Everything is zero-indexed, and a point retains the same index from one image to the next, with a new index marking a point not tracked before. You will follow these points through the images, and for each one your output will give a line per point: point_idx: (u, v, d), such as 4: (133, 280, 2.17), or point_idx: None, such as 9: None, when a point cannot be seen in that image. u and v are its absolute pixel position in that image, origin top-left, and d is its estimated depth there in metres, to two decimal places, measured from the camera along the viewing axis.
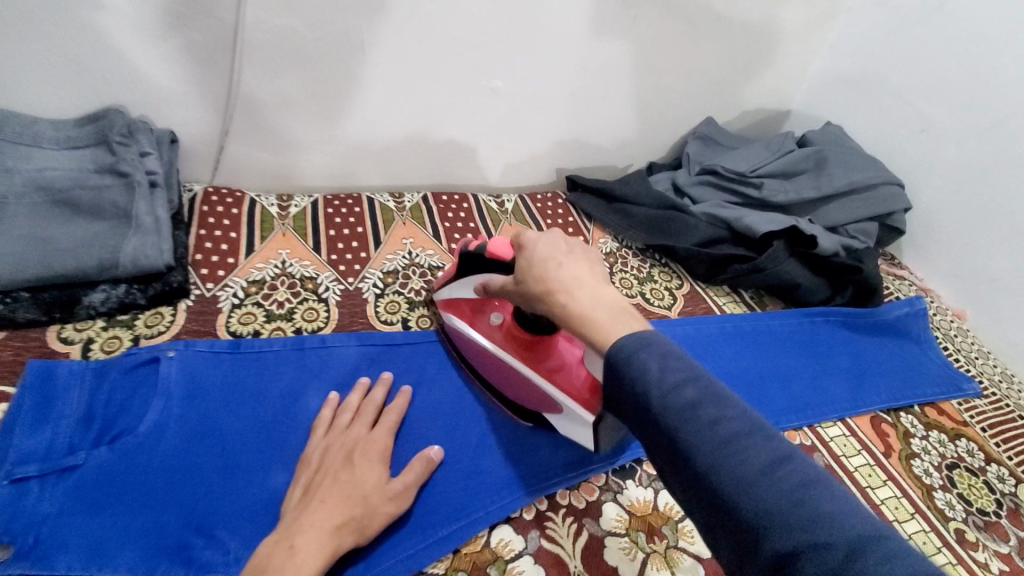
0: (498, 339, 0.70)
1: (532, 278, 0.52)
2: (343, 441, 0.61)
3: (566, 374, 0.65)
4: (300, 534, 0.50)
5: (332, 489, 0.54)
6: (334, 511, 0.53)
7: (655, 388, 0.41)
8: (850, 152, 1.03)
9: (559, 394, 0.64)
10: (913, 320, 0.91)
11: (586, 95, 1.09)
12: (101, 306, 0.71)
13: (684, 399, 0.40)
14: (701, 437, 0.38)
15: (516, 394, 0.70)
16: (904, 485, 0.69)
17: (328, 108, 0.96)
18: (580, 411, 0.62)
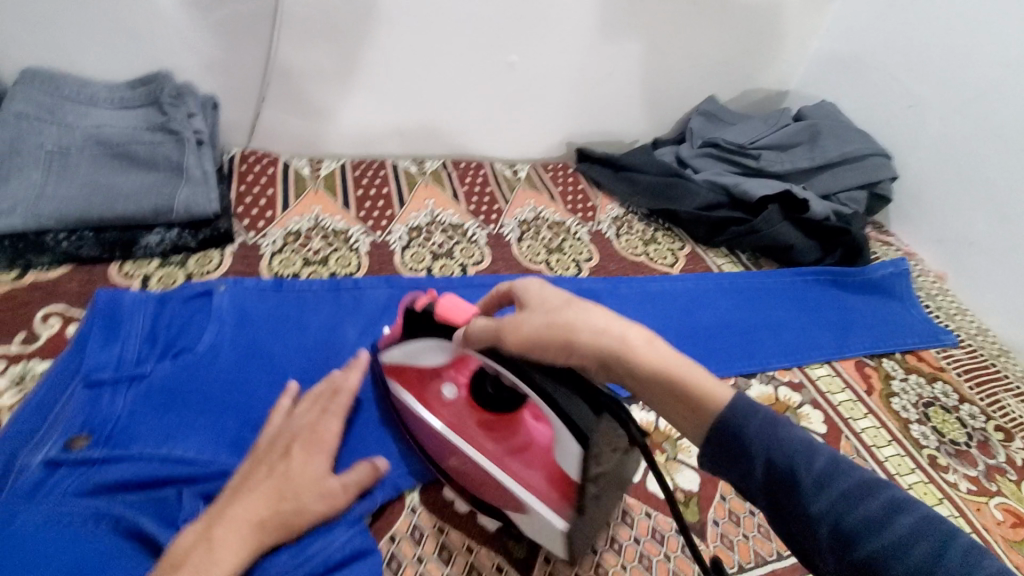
0: (452, 416, 0.59)
1: (556, 321, 0.48)
2: (285, 433, 0.56)
3: (530, 467, 0.53)
4: (217, 527, 0.47)
5: (265, 484, 0.51)
6: (260, 503, 0.49)
7: (799, 463, 0.40)
8: (843, 126, 1.09)
9: (523, 491, 0.53)
10: (898, 278, 0.98)
11: (597, 72, 1.16)
12: (157, 247, 0.79)
13: (831, 477, 0.39)
14: (871, 521, 0.36)
15: (470, 485, 0.58)
16: (883, 418, 0.78)
17: (358, 78, 1.03)
18: (549, 513, 0.51)
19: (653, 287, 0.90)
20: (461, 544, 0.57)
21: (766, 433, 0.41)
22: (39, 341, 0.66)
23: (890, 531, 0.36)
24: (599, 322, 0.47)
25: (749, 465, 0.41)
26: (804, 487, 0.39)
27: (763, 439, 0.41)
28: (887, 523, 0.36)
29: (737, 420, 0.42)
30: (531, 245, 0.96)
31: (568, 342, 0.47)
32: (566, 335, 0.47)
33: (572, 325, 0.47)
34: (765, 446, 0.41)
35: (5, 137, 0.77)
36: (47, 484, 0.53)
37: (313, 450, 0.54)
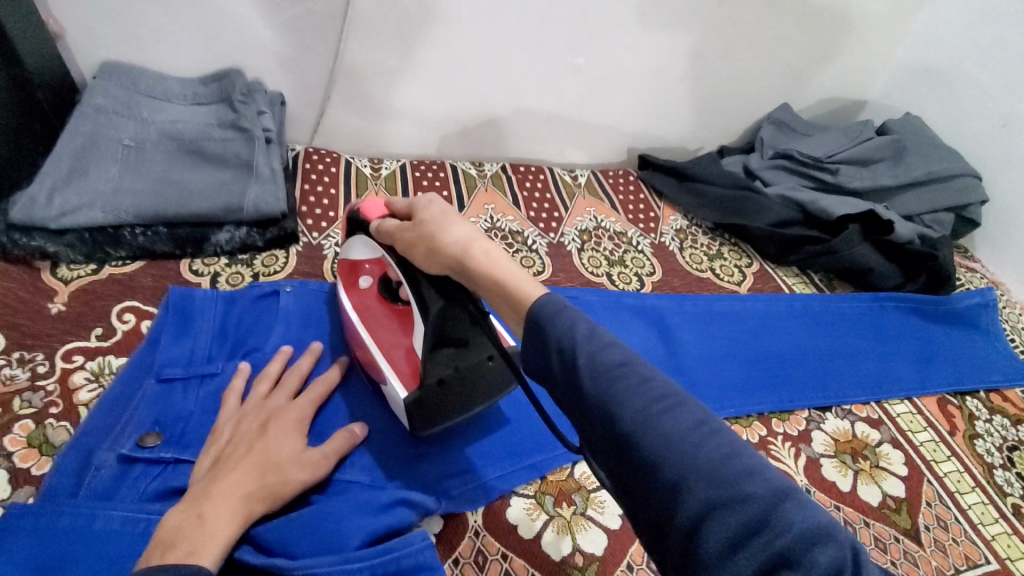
0: (364, 305, 0.67)
1: (435, 224, 0.52)
2: (259, 412, 0.57)
3: (403, 354, 0.61)
4: (209, 502, 0.47)
5: (243, 454, 0.52)
6: (251, 478, 0.50)
7: (577, 345, 0.39)
8: (931, 142, 1.02)
9: (385, 365, 0.61)
10: (984, 309, 0.92)
11: (664, 75, 1.12)
12: (226, 246, 0.79)
13: (605, 359, 0.38)
14: (631, 401, 0.36)
15: (359, 363, 0.66)
16: (967, 461, 0.72)
17: (421, 78, 1.02)
18: (395, 387, 0.59)
19: (718, 306, 0.87)
20: (526, 572, 0.54)
21: (563, 320, 0.40)
22: (115, 337, 0.67)
23: (645, 411, 0.35)
24: (461, 232, 0.50)
25: (546, 351, 0.40)
26: (581, 367, 0.38)
27: (560, 327, 0.40)
28: (641, 403, 0.36)
29: (542, 315, 0.41)
30: (592, 256, 0.93)
31: (432, 248, 0.51)
32: (429, 240, 0.51)
33: (433, 230, 0.51)
34: (558, 331, 0.40)
35: (84, 130, 0.79)
36: (126, 478, 0.55)
37: (287, 430, 0.56)
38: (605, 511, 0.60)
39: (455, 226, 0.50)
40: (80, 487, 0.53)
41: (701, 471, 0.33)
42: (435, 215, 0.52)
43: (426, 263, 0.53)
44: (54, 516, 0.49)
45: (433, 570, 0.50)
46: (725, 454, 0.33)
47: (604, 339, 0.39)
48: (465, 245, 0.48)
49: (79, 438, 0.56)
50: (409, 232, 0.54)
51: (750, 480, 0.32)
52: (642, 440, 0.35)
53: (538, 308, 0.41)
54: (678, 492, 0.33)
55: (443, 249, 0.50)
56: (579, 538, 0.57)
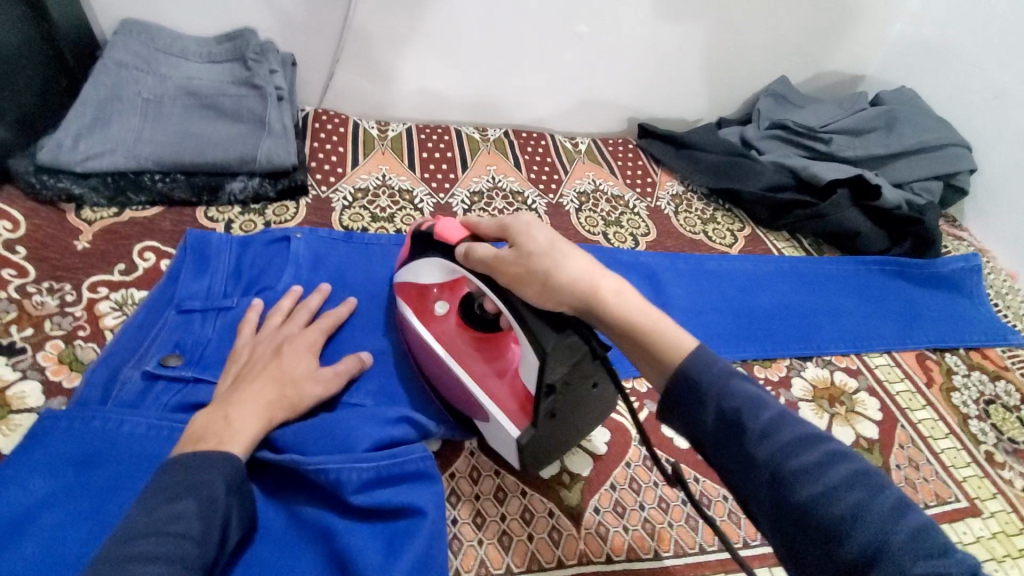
0: (443, 332, 0.62)
1: (546, 262, 0.50)
2: (271, 340, 0.61)
3: (504, 384, 0.57)
4: (234, 406, 0.52)
5: (261, 370, 0.56)
6: (269, 391, 0.54)
7: (747, 413, 0.42)
8: (922, 113, 1.05)
9: (486, 398, 0.57)
10: (969, 274, 0.95)
11: (666, 46, 1.14)
12: (239, 194, 0.83)
13: (778, 428, 0.41)
14: (806, 467, 0.39)
15: (450, 398, 0.61)
16: (941, 410, 0.76)
17: (427, 42, 1.04)
18: (504, 422, 0.55)
19: (709, 265, 0.90)
20: (516, 487, 0.59)
21: (722, 385, 0.43)
22: (137, 272, 0.72)
23: (829, 483, 0.38)
24: (575, 267, 0.50)
25: (708, 415, 0.43)
26: (751, 434, 0.41)
27: (722, 391, 0.43)
28: (823, 474, 0.38)
29: (697, 371, 0.44)
30: (590, 217, 0.96)
31: (547, 286, 0.50)
32: (544, 278, 0.50)
33: (552, 266, 0.50)
34: (718, 393, 0.43)
35: (107, 83, 0.83)
36: (151, 392, 0.59)
37: (301, 351, 0.60)
38: (592, 438, 0.64)
39: (568, 261, 0.50)
40: (109, 398, 0.58)
41: (898, 548, 0.35)
42: (544, 247, 0.51)
43: (540, 301, 0.51)
44: (87, 419, 0.54)
45: (431, 479, 0.55)
46: (917, 532, 0.36)
47: (768, 409, 0.42)
48: (587, 286, 0.49)
49: (107, 356, 0.60)
50: (514, 265, 0.51)
51: (945, 561, 0.34)
52: (828, 510, 0.37)
53: (695, 370, 0.44)
54: (871, 564, 0.35)
55: (563, 288, 0.50)
56: (567, 460, 0.62)
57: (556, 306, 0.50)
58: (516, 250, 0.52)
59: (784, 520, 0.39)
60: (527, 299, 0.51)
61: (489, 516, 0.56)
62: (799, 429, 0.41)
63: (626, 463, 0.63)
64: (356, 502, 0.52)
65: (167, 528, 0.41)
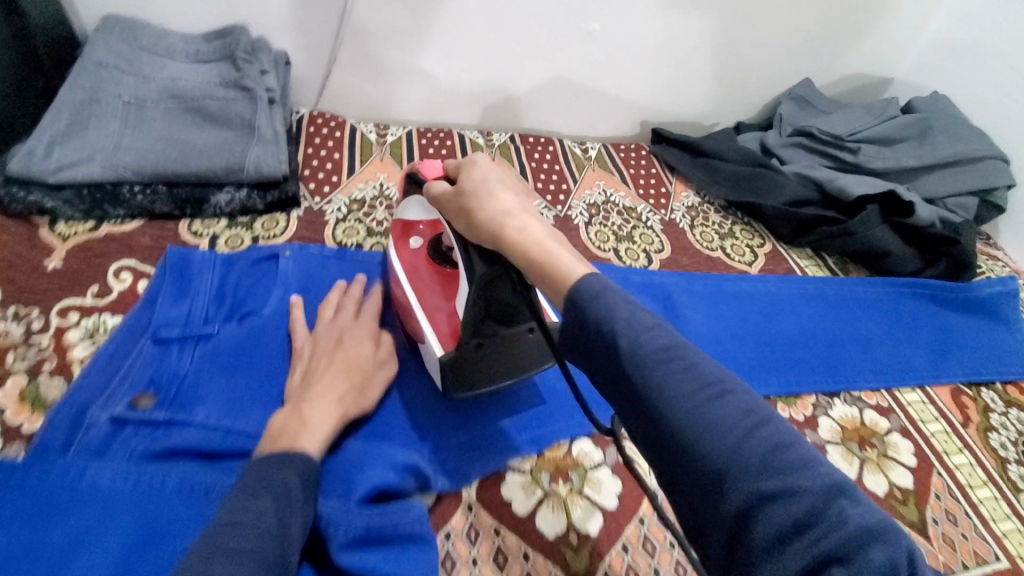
0: (409, 260, 0.68)
1: (472, 196, 0.52)
2: (331, 332, 0.63)
3: (444, 316, 0.63)
4: (308, 403, 0.54)
5: (328, 364, 0.58)
6: (339, 384, 0.57)
7: (621, 331, 0.38)
8: (958, 122, 0.98)
9: (425, 322, 0.63)
10: (1008, 299, 0.88)
11: (684, 45, 1.07)
12: (226, 207, 0.78)
13: (652, 347, 0.37)
14: (670, 385, 0.36)
15: (402, 320, 0.68)
16: (979, 455, 0.70)
17: (429, 40, 0.98)
18: (432, 342, 0.61)
19: (727, 286, 0.84)
20: (518, 549, 0.54)
21: (606, 305, 0.39)
22: (111, 295, 0.66)
23: (691, 399, 0.35)
24: (496, 203, 0.50)
25: (587, 335, 0.40)
26: (622, 353, 0.38)
27: (600, 310, 0.39)
28: (687, 390, 0.36)
29: (584, 299, 0.40)
30: (600, 231, 0.90)
31: (471, 222, 0.52)
32: (468, 214, 0.52)
33: (474, 200, 0.51)
34: (596, 314, 0.40)
35: (86, 84, 0.77)
36: (118, 438, 0.54)
37: (361, 339, 0.62)
38: (602, 490, 0.59)
39: (498, 196, 0.51)
40: (72, 444, 0.53)
41: (752, 461, 0.32)
42: (476, 184, 0.52)
43: (469, 235, 0.54)
44: (47, 472, 0.49)
45: (426, 541, 0.50)
46: (776, 449, 0.33)
47: (643, 326, 0.39)
48: (499, 222, 0.49)
49: (73, 393, 0.55)
50: (450, 202, 0.54)
51: (799, 473, 0.32)
52: (684, 426, 0.35)
53: (580, 289, 0.41)
54: (725, 481, 0.33)
55: (479, 224, 0.50)
56: (574, 516, 0.57)
57: (478, 240, 0.52)
58: (454, 189, 0.54)
59: (651, 440, 0.37)
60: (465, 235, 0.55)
61: None
62: (673, 344, 0.38)
63: (639, 519, 0.58)
64: (341, 561, 0.47)
65: (243, 523, 0.41)
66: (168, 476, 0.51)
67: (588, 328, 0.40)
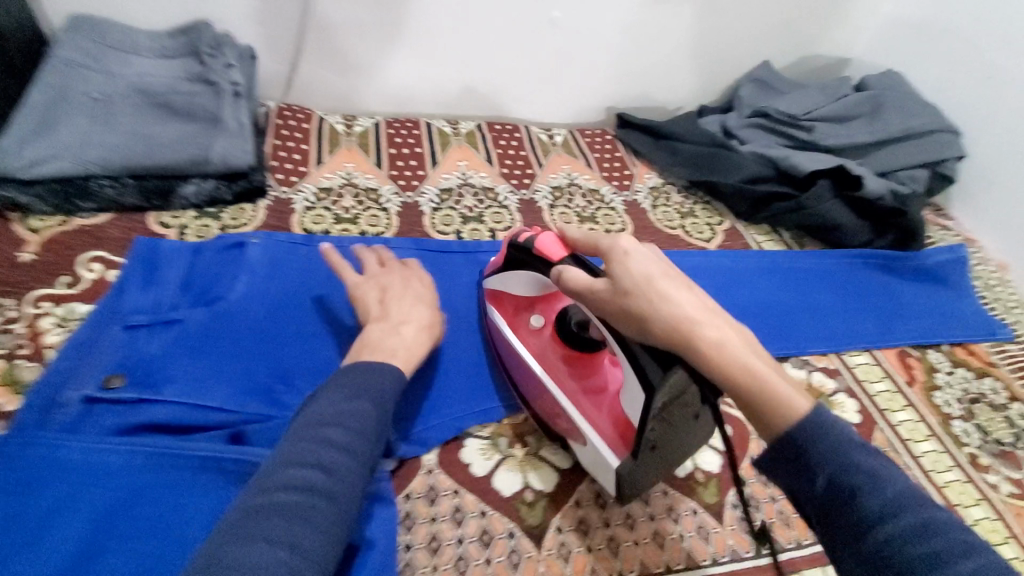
0: (539, 346, 0.64)
1: (641, 303, 0.48)
2: (400, 275, 0.66)
3: (602, 406, 0.57)
4: (404, 325, 0.59)
5: (406, 296, 0.63)
6: (426, 313, 0.62)
7: (852, 479, 0.41)
8: (910, 99, 1.00)
9: (584, 420, 0.57)
10: (954, 266, 0.91)
11: (645, 31, 1.09)
12: (193, 198, 0.80)
13: (897, 507, 0.39)
14: (930, 555, 0.37)
15: (543, 413, 0.62)
16: (923, 411, 0.73)
17: (394, 34, 1.00)
18: (601, 448, 0.55)
19: (686, 261, 0.88)
20: (475, 507, 0.57)
21: (835, 447, 0.42)
22: (83, 284, 0.68)
23: (926, 564, 0.37)
24: (675, 308, 0.47)
25: (824, 486, 0.41)
26: (868, 513, 0.39)
27: (843, 465, 0.41)
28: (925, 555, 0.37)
29: (811, 433, 0.42)
30: (564, 213, 0.94)
31: (642, 325, 0.48)
32: (640, 317, 0.48)
33: (648, 307, 0.47)
34: (834, 467, 0.41)
35: (55, 83, 0.79)
36: (90, 418, 0.56)
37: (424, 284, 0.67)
38: (557, 452, 0.63)
39: (674, 297, 0.47)
40: (47, 423, 0.55)
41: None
42: (640, 283, 0.48)
43: (632, 334, 0.50)
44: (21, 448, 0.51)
45: (384, 501, 0.53)
46: None
47: (894, 488, 0.40)
48: (685, 331, 0.46)
49: (47, 377, 0.57)
50: (611, 303, 0.50)
51: None
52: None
53: (809, 431, 0.42)
54: None
55: (658, 331, 0.47)
56: (529, 476, 0.60)
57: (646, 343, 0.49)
58: (612, 285, 0.50)
59: None
60: (630, 337, 0.50)
61: (445, 538, 0.54)
62: (929, 512, 0.39)
63: (591, 478, 0.61)
64: None
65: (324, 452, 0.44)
66: (136, 449, 0.53)
67: (835, 486, 0.41)
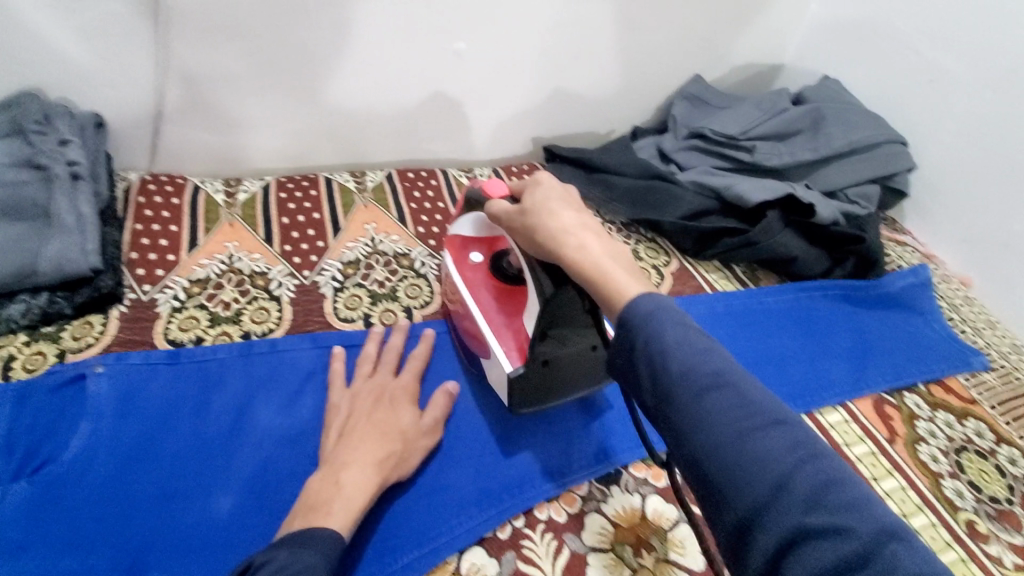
0: (471, 275, 0.66)
1: (530, 219, 0.51)
2: (371, 389, 0.61)
3: (510, 329, 0.61)
4: (345, 470, 0.51)
5: (365, 429, 0.55)
6: (375, 447, 0.54)
7: (663, 358, 0.37)
8: (849, 110, 0.93)
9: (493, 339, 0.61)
10: (916, 290, 0.84)
11: (567, 53, 0.97)
12: (21, 318, 0.63)
13: (695, 368, 0.37)
14: (718, 414, 0.35)
15: (464, 334, 0.66)
16: (911, 475, 0.64)
17: (277, 83, 0.85)
18: (502, 360, 0.59)
19: None
20: None
21: (650, 321, 0.39)
22: None
23: (735, 429, 0.35)
24: (562, 220, 0.49)
25: (630, 354, 0.39)
26: (669, 378, 0.37)
27: (649, 333, 0.38)
28: (740, 418, 0.35)
29: (639, 319, 0.39)
30: None
31: (533, 240, 0.50)
32: (531, 232, 0.50)
33: (534, 218, 0.50)
34: (644, 338, 0.38)
35: None
36: None
37: (399, 403, 0.59)
38: None
39: (563, 214, 0.49)
40: None
41: (809, 492, 0.32)
42: (538, 201, 0.51)
43: (529, 250, 0.52)
44: None
45: None
46: (824, 483, 0.33)
47: (691, 347, 0.37)
48: (560, 239, 0.47)
49: None
50: (516, 219, 0.53)
51: (851, 515, 0.31)
52: (727, 460, 0.34)
53: (634, 312, 0.40)
54: (763, 515, 0.32)
55: (539, 243, 0.49)
56: None
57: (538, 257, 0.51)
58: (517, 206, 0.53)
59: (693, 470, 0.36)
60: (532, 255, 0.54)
61: None
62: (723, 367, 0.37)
63: None
64: None
65: None
66: None
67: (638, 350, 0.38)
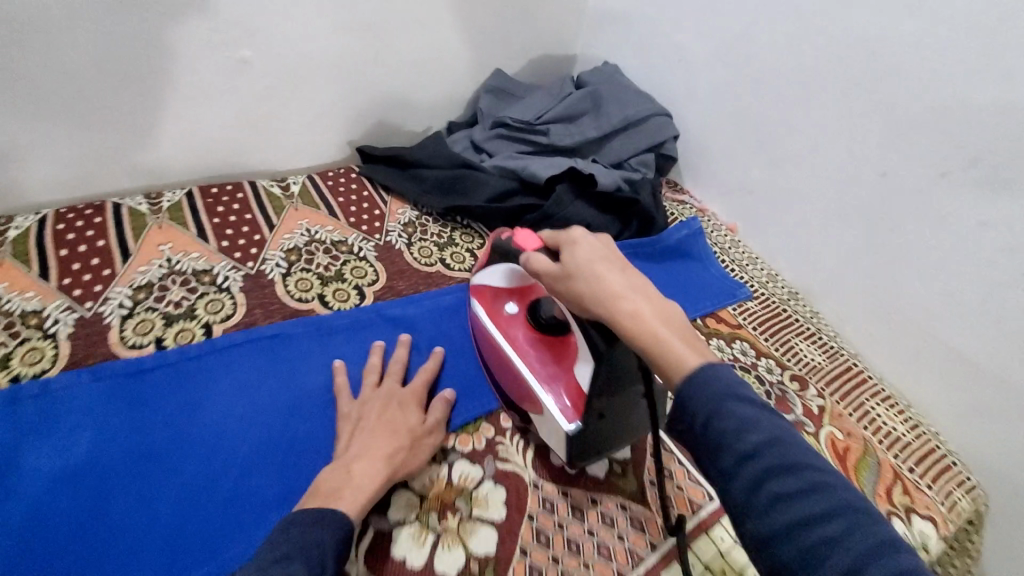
0: (511, 326, 0.69)
1: (576, 282, 0.53)
2: (381, 397, 0.64)
3: (560, 378, 0.62)
4: (356, 461, 0.55)
5: (373, 426, 0.59)
6: (385, 443, 0.57)
7: (729, 437, 0.40)
8: (623, 89, 1.04)
9: (543, 390, 0.62)
10: (693, 239, 0.96)
11: (363, 57, 0.98)
12: None
13: (763, 448, 0.40)
14: (787, 494, 0.38)
15: (508, 385, 0.68)
16: None
17: (33, 108, 0.77)
18: (554, 410, 0.60)
19: (448, 300, 0.82)
20: None
21: (715, 395, 0.42)
22: None
23: (803, 513, 0.37)
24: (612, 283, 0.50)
25: (693, 425, 0.42)
26: (735, 456, 0.40)
27: (710, 412, 0.41)
28: (806, 502, 0.38)
29: (696, 391, 0.42)
30: (302, 279, 0.81)
31: (581, 302, 0.52)
32: (579, 296, 0.52)
33: (584, 281, 0.52)
34: (708, 413, 0.41)
35: None
36: None
37: (407, 405, 0.63)
38: None
39: (608, 275, 0.51)
40: None
41: None
42: (582, 262, 0.53)
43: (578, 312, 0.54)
44: None
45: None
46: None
47: (755, 425, 0.40)
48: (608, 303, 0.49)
49: None
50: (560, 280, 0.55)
51: None
52: (799, 540, 0.37)
53: (691, 382, 0.43)
54: None
55: (587, 305, 0.51)
56: None
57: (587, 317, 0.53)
58: (560, 268, 0.55)
59: (759, 545, 0.39)
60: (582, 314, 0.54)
61: None
62: (794, 447, 0.40)
63: None
64: None
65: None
66: None
67: (699, 422, 0.42)
